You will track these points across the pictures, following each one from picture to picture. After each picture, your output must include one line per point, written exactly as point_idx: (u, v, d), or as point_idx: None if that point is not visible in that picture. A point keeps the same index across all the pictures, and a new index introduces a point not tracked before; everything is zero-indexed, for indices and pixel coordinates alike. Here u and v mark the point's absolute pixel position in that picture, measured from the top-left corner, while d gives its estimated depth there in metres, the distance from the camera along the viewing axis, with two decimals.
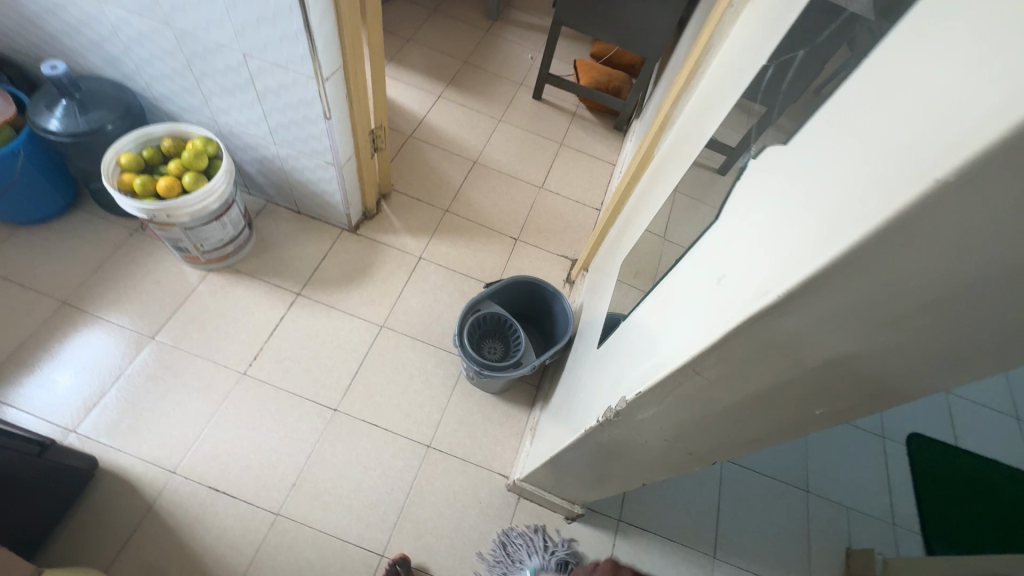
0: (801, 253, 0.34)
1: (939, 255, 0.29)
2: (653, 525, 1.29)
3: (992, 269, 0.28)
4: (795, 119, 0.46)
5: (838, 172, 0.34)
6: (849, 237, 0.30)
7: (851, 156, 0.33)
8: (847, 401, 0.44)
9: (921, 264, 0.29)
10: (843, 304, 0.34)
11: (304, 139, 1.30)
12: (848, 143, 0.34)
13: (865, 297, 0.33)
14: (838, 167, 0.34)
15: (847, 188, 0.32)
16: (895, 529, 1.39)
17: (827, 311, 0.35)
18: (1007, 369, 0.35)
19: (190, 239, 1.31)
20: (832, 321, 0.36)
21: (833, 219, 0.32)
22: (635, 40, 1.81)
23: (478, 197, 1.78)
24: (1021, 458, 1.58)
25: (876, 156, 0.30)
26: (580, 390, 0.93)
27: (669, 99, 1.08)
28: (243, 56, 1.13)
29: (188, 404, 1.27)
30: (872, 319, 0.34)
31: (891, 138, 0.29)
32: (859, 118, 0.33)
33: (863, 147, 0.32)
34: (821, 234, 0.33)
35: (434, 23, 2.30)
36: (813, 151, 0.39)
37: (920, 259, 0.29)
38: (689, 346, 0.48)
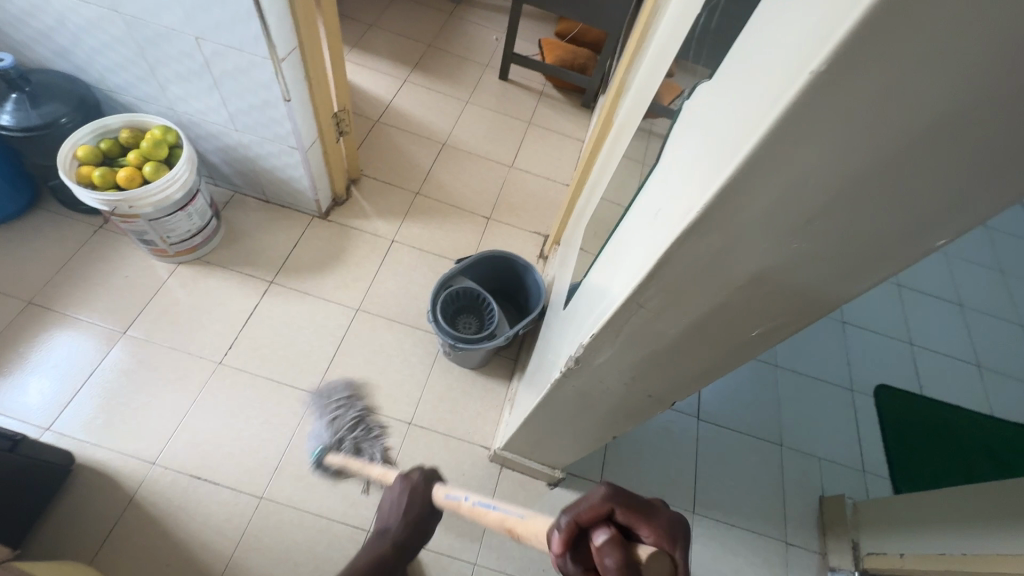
0: (718, 166, 0.36)
1: (829, 151, 0.31)
2: (633, 485, 1.32)
3: (873, 157, 0.30)
4: (718, 55, 0.48)
5: (745, 88, 0.36)
6: (750, 142, 0.32)
7: (757, 68, 0.35)
8: (780, 316, 0.46)
9: (819, 159, 0.31)
10: (754, 213, 0.36)
11: (265, 124, 1.29)
12: (752, 60, 0.36)
13: (773, 203, 0.35)
14: (747, 82, 0.36)
15: (754, 97, 0.34)
16: (865, 475, 1.44)
17: (746, 220, 0.37)
18: (906, 266, 0.38)
19: (156, 230, 1.30)
20: (749, 232, 0.38)
21: (742, 128, 0.34)
22: (596, 15, 1.82)
23: (448, 178, 1.79)
24: (981, 403, 1.65)
25: (770, 64, 0.32)
26: (550, 351, 0.95)
27: (624, 65, 1.10)
28: (196, 40, 1.11)
29: (165, 396, 1.27)
30: (787, 224, 0.36)
31: (781, 44, 0.31)
32: (760, 36, 0.35)
33: (766, 57, 0.34)
34: (733, 144, 0.35)
35: (397, 8, 2.29)
36: (730, 75, 0.40)
37: (814, 156, 0.31)
38: (629, 281, 0.49)
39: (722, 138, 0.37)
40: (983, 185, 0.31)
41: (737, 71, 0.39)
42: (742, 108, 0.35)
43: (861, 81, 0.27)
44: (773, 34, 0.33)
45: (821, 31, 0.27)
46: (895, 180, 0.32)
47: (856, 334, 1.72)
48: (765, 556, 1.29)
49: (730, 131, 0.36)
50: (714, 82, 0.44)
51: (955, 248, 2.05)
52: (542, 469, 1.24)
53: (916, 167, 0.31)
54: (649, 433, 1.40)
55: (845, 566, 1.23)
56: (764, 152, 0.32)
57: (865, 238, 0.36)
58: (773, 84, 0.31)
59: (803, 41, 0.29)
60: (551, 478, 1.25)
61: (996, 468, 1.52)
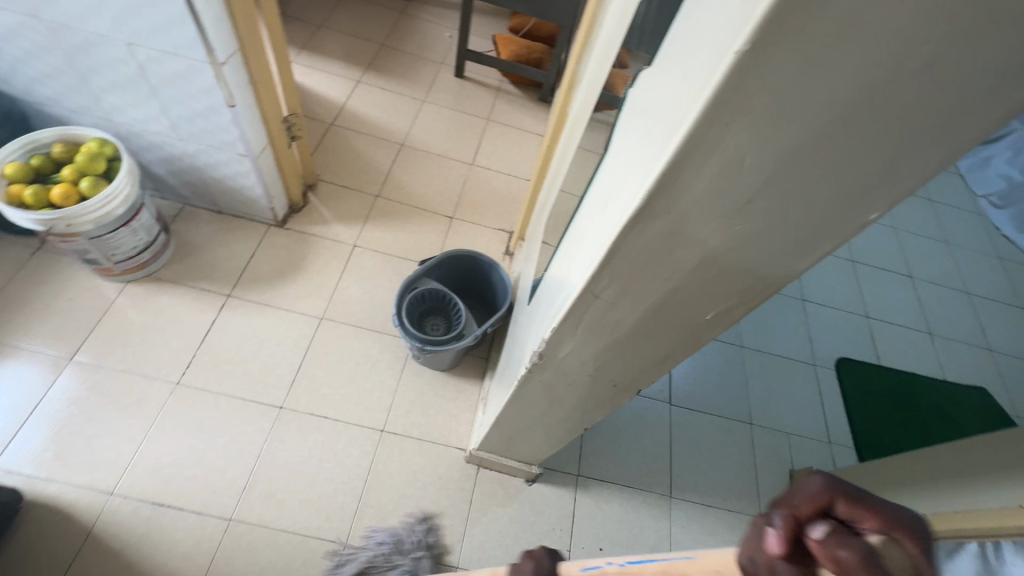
0: (659, 150, 0.36)
1: (760, 130, 0.31)
2: (611, 475, 1.33)
3: (801, 134, 0.31)
4: (658, 41, 0.48)
5: (680, 71, 0.36)
6: (684, 124, 0.32)
7: (690, 49, 0.35)
8: (731, 298, 0.47)
9: (753, 138, 0.31)
10: (695, 196, 0.36)
11: (211, 131, 1.24)
12: (685, 44, 0.36)
13: (711, 185, 0.35)
14: (681, 65, 0.36)
15: (687, 78, 0.33)
16: (831, 446, 1.49)
17: (690, 203, 0.37)
18: (843, 241, 0.39)
19: (99, 249, 1.23)
20: (692, 216, 0.38)
21: (678, 110, 0.34)
22: (548, 9, 1.82)
23: (408, 179, 1.76)
24: (934, 369, 1.73)
25: (701, 44, 0.32)
26: (517, 347, 0.94)
27: (575, 57, 1.10)
28: (128, 46, 1.06)
29: (120, 422, 1.20)
30: (729, 205, 0.36)
31: (710, 25, 0.31)
32: (692, 18, 0.35)
33: (697, 38, 0.33)
34: (670, 127, 0.34)
35: (346, 8, 2.23)
36: (667, 59, 0.40)
37: (746, 136, 0.31)
38: (583, 272, 0.49)
39: (661, 121, 0.37)
40: (909, 156, 0.32)
41: (673, 55, 0.39)
42: (678, 90, 0.35)
43: (786, 57, 0.27)
44: (703, 14, 0.33)
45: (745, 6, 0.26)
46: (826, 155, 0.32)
47: (816, 311, 1.77)
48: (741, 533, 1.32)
49: (668, 114, 0.36)
50: (654, 67, 0.44)
51: (903, 223, 2.14)
52: (519, 466, 1.23)
53: (846, 141, 0.31)
54: (623, 422, 1.41)
55: None
56: (699, 133, 0.31)
57: (803, 215, 0.37)
58: (704, 63, 0.31)
59: (729, 18, 0.28)
60: (528, 474, 1.25)
61: (951, 429, 1.59)
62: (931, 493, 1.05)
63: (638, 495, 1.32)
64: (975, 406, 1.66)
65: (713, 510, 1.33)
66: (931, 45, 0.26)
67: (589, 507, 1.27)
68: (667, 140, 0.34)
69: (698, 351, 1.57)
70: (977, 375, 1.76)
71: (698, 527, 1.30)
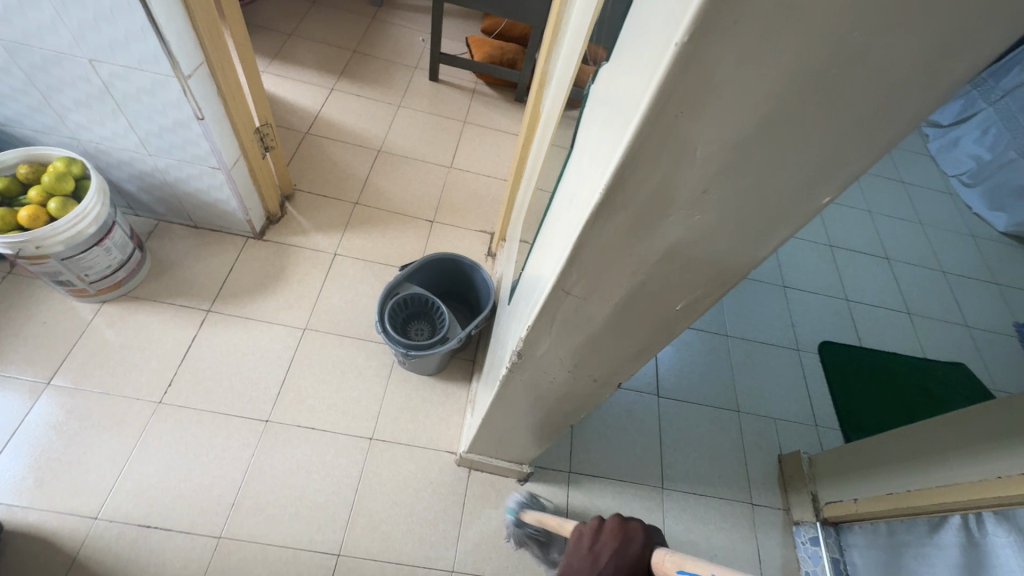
0: (615, 144, 0.36)
1: (708, 121, 0.31)
2: (602, 469, 1.34)
3: (747, 122, 0.31)
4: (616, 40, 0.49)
5: (632, 65, 0.36)
6: (634, 119, 0.32)
7: (640, 43, 0.35)
8: (698, 288, 0.47)
9: (703, 128, 0.32)
10: (652, 189, 0.36)
11: (181, 145, 1.22)
12: (636, 38, 0.36)
13: (667, 178, 0.35)
14: (632, 59, 0.36)
15: (637, 72, 0.34)
16: (817, 429, 1.52)
17: (647, 196, 0.37)
18: (799, 226, 0.40)
19: (71, 270, 1.20)
20: (651, 208, 0.38)
21: (630, 103, 0.34)
22: (518, 9, 1.82)
23: (387, 185, 1.75)
24: (914, 347, 1.77)
25: (647, 41, 0.32)
26: (500, 347, 0.94)
27: (544, 56, 1.11)
28: (90, 62, 1.04)
29: (102, 445, 1.18)
30: (687, 196, 0.37)
31: (655, 22, 0.31)
32: (640, 16, 0.36)
33: (646, 30, 0.34)
34: (624, 122, 0.35)
35: (317, 15, 2.22)
36: (620, 52, 0.41)
37: (694, 128, 0.32)
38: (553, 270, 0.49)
39: (616, 115, 0.37)
40: (856, 141, 0.32)
41: (626, 48, 0.39)
42: (630, 83, 0.35)
43: (725, 47, 0.27)
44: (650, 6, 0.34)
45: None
46: (776, 142, 0.32)
47: (797, 296, 1.80)
48: (734, 520, 1.33)
49: (622, 107, 0.36)
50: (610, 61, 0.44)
51: (878, 206, 2.18)
52: (510, 466, 1.23)
53: (791, 128, 0.32)
54: (612, 416, 1.42)
55: (807, 518, 1.30)
56: (650, 126, 0.32)
57: (758, 203, 0.37)
58: (651, 56, 0.31)
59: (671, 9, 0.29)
60: (520, 474, 1.25)
61: (934, 405, 1.62)
62: (907, 470, 1.07)
63: (630, 488, 1.33)
64: (956, 382, 1.70)
65: (705, 499, 1.35)
66: (865, 30, 0.26)
67: (582, 503, 1.28)
68: (621, 134, 0.34)
69: (682, 342, 1.59)
70: (956, 351, 1.79)
71: (691, 516, 1.31)
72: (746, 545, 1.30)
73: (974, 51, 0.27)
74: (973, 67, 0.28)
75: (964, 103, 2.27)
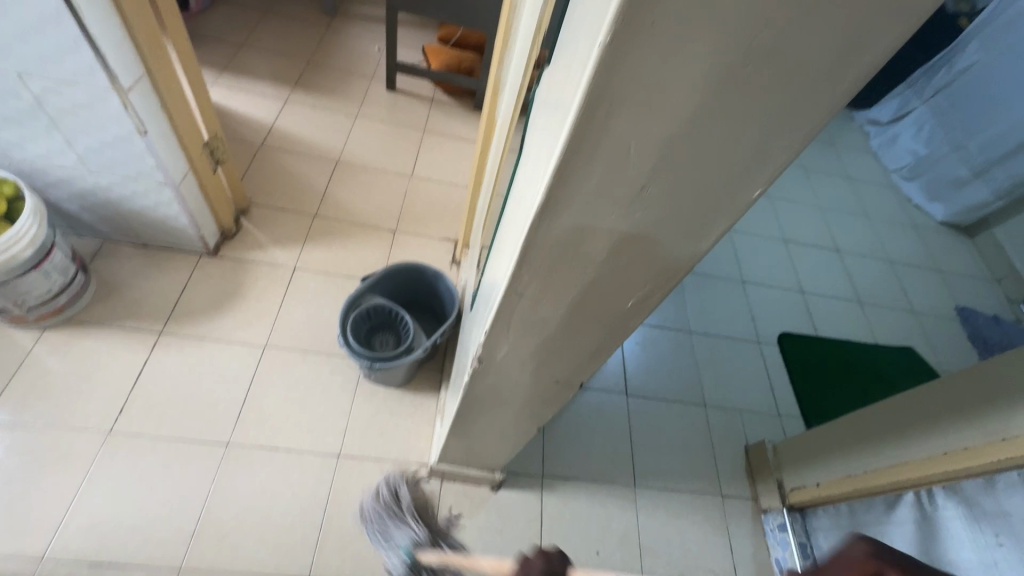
0: (554, 141, 0.37)
1: (640, 119, 0.32)
2: (575, 471, 1.34)
3: (676, 119, 0.32)
4: None
5: (566, 67, 0.36)
6: (568, 119, 0.33)
7: (572, 39, 0.35)
8: (648, 284, 0.48)
9: (635, 127, 0.33)
10: (592, 188, 0.37)
11: (124, 161, 1.17)
12: (568, 41, 0.37)
13: (605, 176, 0.36)
14: (565, 58, 0.37)
15: (569, 71, 0.34)
16: (780, 418, 1.56)
17: (587, 196, 0.38)
18: (735, 219, 0.41)
19: (6, 296, 1.13)
20: (593, 207, 0.39)
21: (563, 103, 0.35)
22: (472, 18, 1.83)
23: (347, 196, 1.72)
24: (866, 335, 1.85)
25: (577, 43, 0.33)
26: (464, 354, 0.94)
27: (497, 63, 1.12)
28: (19, 77, 0.99)
29: (46, 480, 1.11)
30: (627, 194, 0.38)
31: (583, 24, 0.32)
32: (571, 20, 0.36)
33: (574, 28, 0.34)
34: (560, 122, 0.35)
35: (268, 25, 2.18)
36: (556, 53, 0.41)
37: (626, 127, 0.33)
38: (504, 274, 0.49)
39: (553, 114, 0.38)
40: (781, 135, 0.34)
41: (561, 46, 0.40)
42: (563, 82, 0.36)
43: (647, 47, 0.28)
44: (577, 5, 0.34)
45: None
46: (707, 138, 0.34)
47: (756, 290, 1.86)
48: (705, 512, 1.36)
49: (557, 106, 0.37)
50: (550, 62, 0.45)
51: (827, 200, 2.28)
52: (482, 474, 1.22)
53: (719, 125, 0.33)
54: (583, 418, 1.43)
55: (774, 505, 1.33)
56: (584, 125, 0.32)
57: (694, 197, 0.39)
58: (579, 56, 0.32)
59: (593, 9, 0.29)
60: (492, 481, 1.24)
61: (887, 389, 1.70)
62: (863, 451, 1.12)
63: (603, 488, 1.33)
64: (907, 366, 1.78)
65: (676, 493, 1.37)
66: (778, 23, 0.27)
67: (557, 506, 1.28)
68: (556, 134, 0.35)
69: (648, 340, 1.62)
70: (904, 335, 1.89)
71: (664, 511, 1.33)
72: (717, 536, 1.33)
73: (878, 43, 0.29)
74: (880, 58, 0.30)
75: (900, 101, 2.41)
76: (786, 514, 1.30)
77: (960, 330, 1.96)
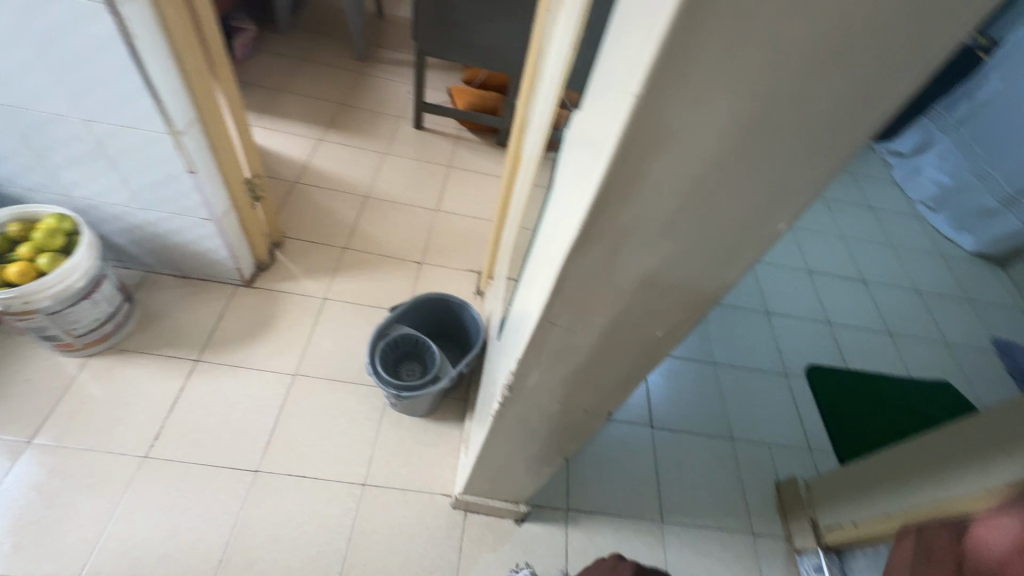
0: (587, 180, 0.40)
1: (670, 161, 0.35)
2: (600, 505, 1.32)
3: (703, 160, 0.35)
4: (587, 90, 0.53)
5: (597, 115, 0.40)
6: (602, 163, 0.36)
7: (603, 87, 0.39)
8: (677, 314, 0.50)
9: (664, 167, 0.35)
10: (623, 224, 0.40)
11: (172, 198, 1.25)
12: (598, 92, 0.40)
13: (635, 212, 0.39)
14: (596, 104, 0.40)
15: (601, 115, 0.38)
16: (812, 453, 1.52)
17: (619, 230, 0.40)
18: (762, 252, 0.43)
19: (58, 324, 1.20)
20: (624, 241, 0.41)
21: (595, 145, 0.38)
22: (494, 63, 1.92)
23: (375, 230, 1.79)
24: (898, 368, 1.80)
25: (608, 94, 0.36)
26: (491, 383, 0.95)
27: (522, 104, 1.17)
28: (85, 122, 1.07)
29: (83, 504, 1.14)
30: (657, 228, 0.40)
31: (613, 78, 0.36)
32: (601, 73, 0.40)
33: (604, 78, 0.38)
34: (592, 161, 0.38)
35: (305, 71, 2.32)
36: (587, 99, 0.45)
37: (656, 169, 0.35)
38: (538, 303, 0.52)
39: (586, 154, 0.41)
40: (804, 172, 0.36)
41: (592, 93, 0.44)
42: (594, 126, 0.39)
43: (675, 99, 0.31)
44: (607, 58, 0.38)
45: (634, 56, 0.31)
46: (731, 174, 0.36)
47: (780, 322, 1.84)
48: (736, 551, 1.31)
49: (590, 146, 0.40)
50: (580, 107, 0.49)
51: (850, 232, 2.27)
52: (506, 506, 1.21)
53: (743, 165, 0.35)
54: (607, 451, 1.41)
55: (809, 545, 1.28)
56: (616, 168, 0.35)
57: (722, 231, 0.41)
58: (610, 105, 0.35)
59: (623, 64, 0.33)
60: (516, 514, 1.23)
61: (923, 424, 1.64)
62: (900, 489, 1.08)
63: (630, 523, 1.31)
64: (943, 401, 1.72)
65: (705, 531, 1.33)
66: (796, 72, 0.30)
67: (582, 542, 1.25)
68: (590, 173, 0.38)
69: (672, 372, 1.61)
70: (938, 369, 1.83)
71: (692, 549, 1.29)
72: None
73: (889, 88, 0.31)
74: (892, 102, 0.32)
75: (922, 133, 2.41)
76: (822, 555, 1.24)
77: (999, 364, 1.89)
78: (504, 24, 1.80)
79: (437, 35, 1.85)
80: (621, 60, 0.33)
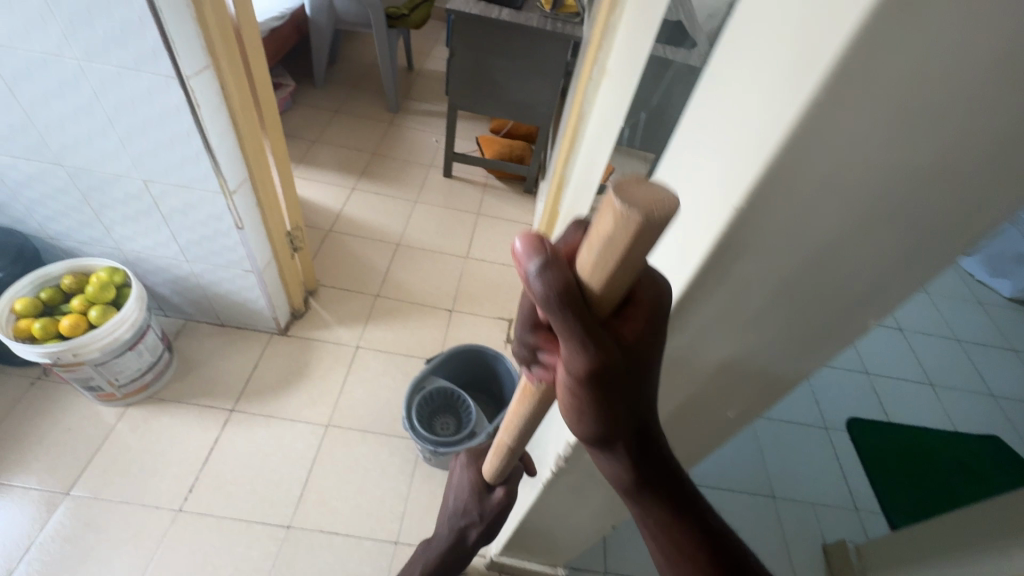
0: (672, 267, 0.40)
1: (761, 263, 0.35)
2: (639, 568, 1.26)
3: (796, 263, 0.35)
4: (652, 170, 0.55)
5: (678, 208, 0.41)
6: (693, 261, 0.36)
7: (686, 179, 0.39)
8: (753, 398, 0.49)
9: (758, 264, 0.35)
10: (708, 315, 0.40)
11: (218, 251, 1.28)
12: (678, 185, 0.41)
13: (722, 306, 0.39)
14: (678, 193, 0.41)
15: (687, 208, 0.38)
16: (859, 513, 1.45)
17: (703, 321, 0.40)
18: (846, 344, 0.42)
19: (103, 375, 1.22)
20: (706, 331, 0.41)
21: (683, 236, 0.38)
22: (524, 116, 1.98)
23: (406, 277, 1.82)
24: (943, 421, 1.73)
25: (695, 193, 0.37)
26: (533, 444, 0.94)
27: (560, 162, 1.20)
28: (143, 183, 1.12)
29: (116, 560, 1.13)
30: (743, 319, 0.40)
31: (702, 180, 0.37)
32: (681, 168, 0.41)
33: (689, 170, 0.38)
34: (680, 253, 0.38)
35: (339, 123, 2.42)
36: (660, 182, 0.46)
37: (748, 270, 0.36)
38: None
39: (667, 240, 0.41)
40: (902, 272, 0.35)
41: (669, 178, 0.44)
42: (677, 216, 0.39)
43: (778, 210, 0.31)
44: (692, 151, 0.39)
45: (736, 164, 0.31)
46: (826, 272, 0.36)
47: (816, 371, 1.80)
48: None
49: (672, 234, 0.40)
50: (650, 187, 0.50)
51: None
52: (543, 569, 1.17)
53: (837, 268, 0.35)
54: None
55: None
56: (709, 266, 0.35)
57: (808, 325, 0.40)
58: (701, 200, 0.35)
59: (720, 166, 0.33)
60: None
61: (976, 484, 1.56)
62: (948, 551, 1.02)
63: None
64: (995, 458, 1.64)
65: None
66: (907, 184, 0.30)
67: None
68: (677, 264, 0.38)
69: None
70: (987, 423, 1.76)
71: None
72: None
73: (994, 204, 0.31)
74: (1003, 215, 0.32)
75: None
76: None
77: None
78: (534, 80, 1.87)
79: (469, 90, 1.93)
80: (716, 161, 0.34)
